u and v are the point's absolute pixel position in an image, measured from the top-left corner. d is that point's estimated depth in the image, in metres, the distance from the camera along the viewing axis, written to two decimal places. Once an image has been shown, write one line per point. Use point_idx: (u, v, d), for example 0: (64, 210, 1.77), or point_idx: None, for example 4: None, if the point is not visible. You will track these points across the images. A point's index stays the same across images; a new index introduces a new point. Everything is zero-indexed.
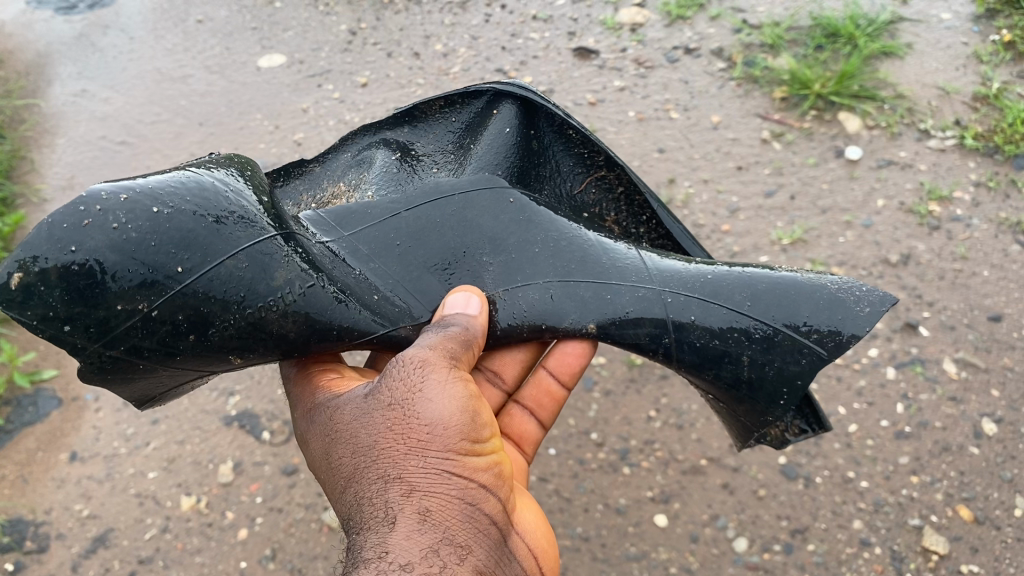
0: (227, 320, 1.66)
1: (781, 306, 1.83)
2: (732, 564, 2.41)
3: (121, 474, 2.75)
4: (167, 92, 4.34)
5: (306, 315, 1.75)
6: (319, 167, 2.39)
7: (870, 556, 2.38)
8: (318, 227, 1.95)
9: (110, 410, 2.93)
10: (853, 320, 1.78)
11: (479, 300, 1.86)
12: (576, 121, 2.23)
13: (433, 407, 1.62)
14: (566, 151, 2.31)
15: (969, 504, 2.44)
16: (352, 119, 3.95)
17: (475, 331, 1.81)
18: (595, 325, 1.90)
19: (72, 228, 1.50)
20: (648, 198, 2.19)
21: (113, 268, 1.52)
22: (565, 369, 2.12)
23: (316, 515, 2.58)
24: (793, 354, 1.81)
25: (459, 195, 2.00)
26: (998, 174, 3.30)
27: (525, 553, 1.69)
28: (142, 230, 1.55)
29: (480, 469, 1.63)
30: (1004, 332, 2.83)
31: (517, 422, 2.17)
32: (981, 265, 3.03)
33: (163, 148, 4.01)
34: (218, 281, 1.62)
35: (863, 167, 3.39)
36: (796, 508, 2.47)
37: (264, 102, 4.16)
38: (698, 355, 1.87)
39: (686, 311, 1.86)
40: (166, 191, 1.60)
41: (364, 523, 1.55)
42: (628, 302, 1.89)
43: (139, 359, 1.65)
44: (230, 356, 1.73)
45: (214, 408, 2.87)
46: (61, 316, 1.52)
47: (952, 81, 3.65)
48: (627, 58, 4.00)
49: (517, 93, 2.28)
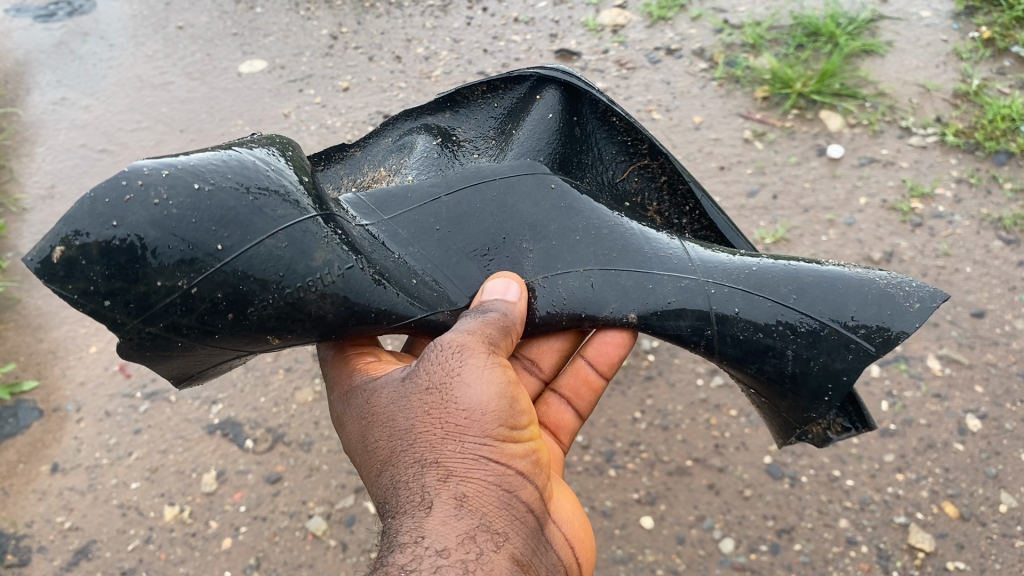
0: (267, 299, 1.65)
1: (827, 300, 1.81)
2: (719, 564, 2.39)
3: (104, 485, 2.72)
4: (147, 99, 4.32)
5: (344, 297, 1.73)
6: (360, 151, 2.38)
7: (857, 555, 2.37)
8: (357, 211, 1.90)
9: (92, 420, 2.90)
10: (902, 316, 1.76)
11: (519, 288, 1.83)
12: (620, 109, 2.23)
13: (472, 392, 1.60)
14: (609, 139, 2.30)
15: (954, 500, 2.44)
16: (333, 124, 3.93)
17: (513, 315, 1.78)
18: (637, 315, 1.89)
19: (114, 203, 1.52)
20: (691, 187, 2.17)
21: (154, 244, 1.52)
22: (604, 359, 2.07)
23: (300, 524, 2.56)
24: (839, 350, 1.80)
25: (500, 180, 1.96)
26: (979, 170, 3.31)
27: (560, 541, 1.67)
28: (182, 206, 1.55)
29: (517, 456, 1.61)
30: (987, 327, 2.84)
31: (554, 412, 2.15)
32: (964, 261, 3.04)
33: (143, 156, 3.98)
34: (258, 259, 1.61)
35: (845, 165, 3.40)
36: (782, 508, 2.47)
37: (245, 108, 4.14)
38: (741, 348, 1.86)
39: (729, 303, 1.85)
40: (208, 168, 1.61)
41: (400, 506, 1.54)
42: (670, 293, 1.88)
43: (178, 337, 1.64)
44: (267, 337, 1.72)
45: (197, 417, 2.85)
46: (102, 291, 1.53)
47: (932, 78, 3.66)
48: (608, 60, 3.99)
49: (560, 79, 2.27)
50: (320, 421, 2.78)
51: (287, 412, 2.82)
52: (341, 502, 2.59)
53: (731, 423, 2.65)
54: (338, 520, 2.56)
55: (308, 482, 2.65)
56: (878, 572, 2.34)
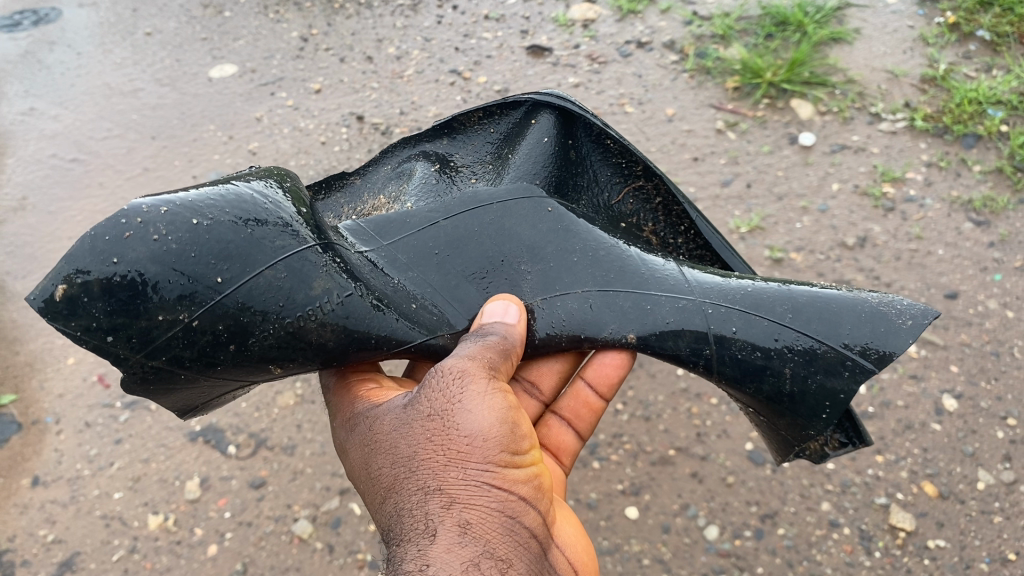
0: (267, 330, 1.66)
1: (822, 319, 1.81)
2: (704, 552, 2.42)
3: (86, 496, 2.70)
4: (118, 107, 4.28)
5: (344, 324, 1.74)
6: (359, 179, 2.39)
7: (839, 537, 2.40)
8: (357, 237, 1.92)
9: (72, 432, 2.88)
10: (895, 334, 1.76)
11: (519, 309, 1.85)
12: (615, 131, 2.24)
13: (469, 418, 1.61)
14: (604, 161, 2.31)
15: (933, 480, 2.48)
16: (306, 126, 3.92)
17: (512, 338, 1.80)
18: (635, 336, 1.89)
19: (114, 240, 1.53)
20: (686, 209, 2.19)
21: (154, 279, 1.53)
22: (603, 381, 2.10)
23: (286, 527, 2.56)
24: (835, 367, 1.79)
25: (497, 204, 2.00)
26: (948, 153, 3.34)
27: (563, 565, 1.66)
28: (181, 241, 1.56)
29: (519, 482, 1.61)
30: (960, 309, 2.88)
31: (554, 434, 2.17)
32: (936, 244, 3.08)
33: (116, 165, 3.95)
34: (258, 291, 1.63)
35: (817, 153, 3.43)
36: (765, 493, 2.49)
37: (217, 113, 4.12)
38: (739, 367, 1.85)
39: (727, 323, 1.85)
40: (205, 203, 1.62)
41: (404, 534, 1.53)
42: (669, 313, 1.88)
43: (181, 369, 1.65)
44: (268, 365, 1.73)
45: (178, 424, 2.84)
46: (104, 327, 1.54)
47: (900, 64, 3.70)
48: (580, 55, 4.00)
49: (555, 103, 2.28)
50: (302, 424, 2.77)
51: (269, 416, 2.81)
52: (326, 505, 2.59)
53: (712, 411, 2.67)
54: (323, 522, 2.56)
55: (292, 486, 2.64)
56: (861, 553, 2.37)
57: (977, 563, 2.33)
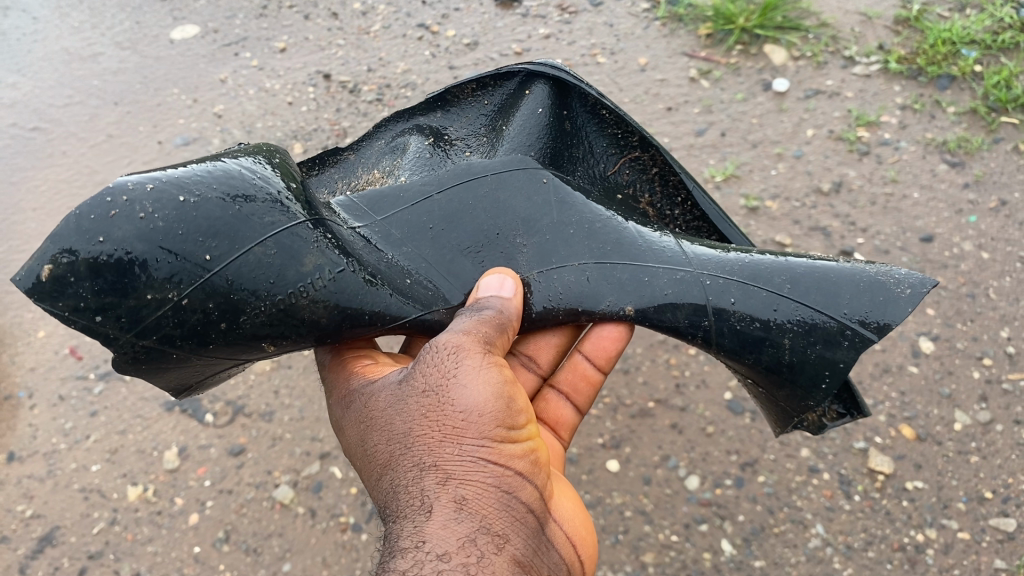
0: (259, 308, 1.62)
1: (821, 289, 1.78)
2: (686, 502, 2.41)
3: (63, 470, 2.68)
4: (77, 72, 4.16)
5: (336, 301, 1.70)
6: (353, 154, 2.31)
7: (819, 482, 2.41)
8: (350, 213, 1.90)
9: (46, 406, 2.83)
10: (894, 304, 1.73)
11: (515, 282, 1.81)
12: (610, 101, 2.20)
13: (463, 395, 1.58)
14: (599, 132, 2.27)
15: (911, 422, 2.49)
16: (273, 87, 3.84)
17: (508, 311, 1.76)
18: (633, 308, 1.86)
19: (100, 219, 1.50)
20: (683, 179, 2.15)
21: (141, 257, 1.50)
22: (602, 354, 2.07)
23: (267, 494, 2.54)
24: (835, 338, 1.76)
25: (491, 175, 1.95)
26: (923, 96, 3.31)
27: (562, 541, 1.65)
28: (167, 219, 1.52)
29: (516, 457, 1.59)
30: (936, 252, 2.89)
31: (552, 407, 2.13)
32: (911, 187, 3.06)
33: (78, 133, 3.86)
34: (247, 268, 1.59)
35: (791, 99, 3.39)
36: (744, 442, 2.50)
37: (180, 76, 4.02)
38: (737, 339, 1.82)
39: (725, 295, 1.82)
40: (192, 180, 1.58)
41: (400, 510, 1.52)
42: (666, 285, 1.85)
43: (172, 348, 1.62)
44: (262, 343, 1.69)
45: (154, 395, 2.81)
46: (92, 307, 1.52)
47: (873, 5, 3.66)
48: (550, 5, 3.92)
49: (550, 73, 2.23)
50: (279, 390, 2.75)
51: (246, 383, 2.78)
52: (307, 470, 2.57)
53: (690, 362, 2.67)
54: (304, 487, 2.54)
55: (272, 453, 2.62)
56: (841, 498, 2.38)
57: (954, 503, 2.34)
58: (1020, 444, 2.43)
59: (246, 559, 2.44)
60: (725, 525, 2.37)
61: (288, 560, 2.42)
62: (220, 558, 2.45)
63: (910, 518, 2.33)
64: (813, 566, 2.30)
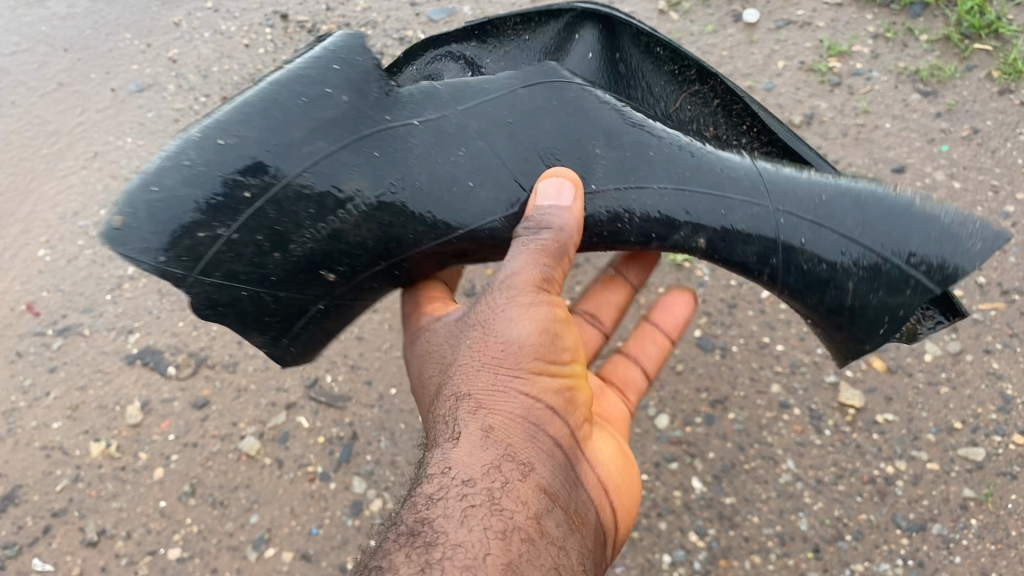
0: (307, 235, 1.64)
1: (894, 232, 1.66)
2: (656, 441, 2.38)
3: (24, 428, 2.62)
4: (24, 18, 3.99)
5: (382, 223, 1.68)
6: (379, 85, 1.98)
7: (789, 418, 2.39)
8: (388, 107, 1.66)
9: (4, 363, 2.76)
10: (964, 256, 1.63)
11: (574, 187, 1.61)
12: (664, 37, 2.02)
13: (499, 324, 1.55)
14: (655, 71, 2.07)
15: (882, 355, 2.45)
16: (229, 28, 3.70)
17: (565, 226, 1.59)
18: (703, 240, 1.70)
19: (158, 170, 1.60)
20: (748, 105, 1.97)
21: (195, 201, 1.59)
22: (673, 322, 2.17)
23: (232, 446, 2.49)
24: (899, 285, 1.67)
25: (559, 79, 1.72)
26: (895, 24, 3.24)
27: (593, 481, 1.65)
28: (209, 162, 1.59)
29: (551, 390, 1.56)
30: (908, 182, 2.83)
31: (619, 372, 2.13)
32: (883, 117, 3.01)
33: (27, 81, 3.71)
34: (289, 200, 1.62)
35: (762, 30, 3.31)
36: (715, 379, 2.47)
37: (132, 19, 3.87)
38: (803, 279, 1.71)
39: (796, 234, 1.68)
40: (231, 120, 1.62)
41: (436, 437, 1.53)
42: (741, 218, 1.68)
43: (240, 286, 1.65)
44: (324, 274, 1.70)
45: (114, 348, 2.74)
46: (157, 246, 1.59)
47: None
48: None
49: (602, 13, 2.04)
50: (242, 340, 2.69)
51: (208, 334, 2.72)
52: (272, 420, 2.52)
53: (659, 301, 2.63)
54: (270, 438, 2.49)
55: (236, 404, 2.57)
56: (811, 432, 2.36)
57: (924, 434, 2.32)
58: (991, 373, 2.39)
59: (213, 512, 2.38)
60: (695, 462, 2.34)
61: (256, 511, 2.37)
62: (186, 513, 2.39)
63: (881, 450, 2.31)
64: (783, 500, 2.26)
